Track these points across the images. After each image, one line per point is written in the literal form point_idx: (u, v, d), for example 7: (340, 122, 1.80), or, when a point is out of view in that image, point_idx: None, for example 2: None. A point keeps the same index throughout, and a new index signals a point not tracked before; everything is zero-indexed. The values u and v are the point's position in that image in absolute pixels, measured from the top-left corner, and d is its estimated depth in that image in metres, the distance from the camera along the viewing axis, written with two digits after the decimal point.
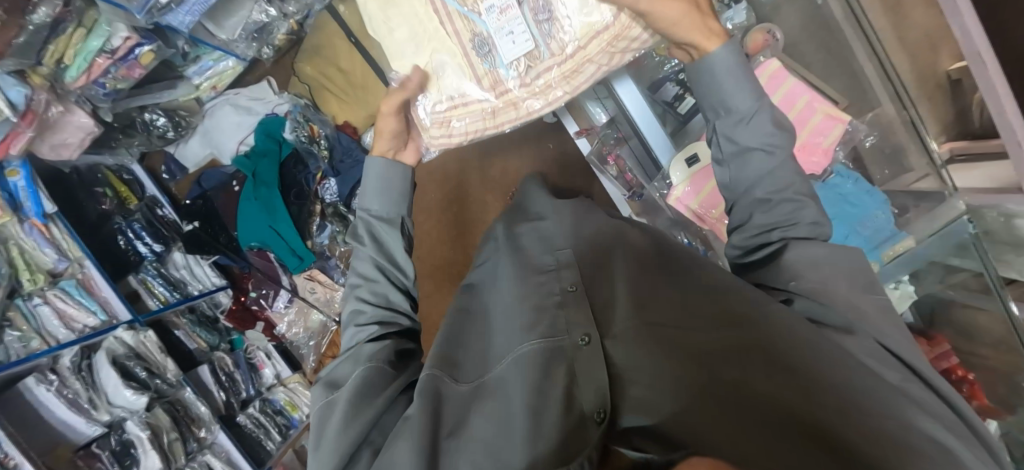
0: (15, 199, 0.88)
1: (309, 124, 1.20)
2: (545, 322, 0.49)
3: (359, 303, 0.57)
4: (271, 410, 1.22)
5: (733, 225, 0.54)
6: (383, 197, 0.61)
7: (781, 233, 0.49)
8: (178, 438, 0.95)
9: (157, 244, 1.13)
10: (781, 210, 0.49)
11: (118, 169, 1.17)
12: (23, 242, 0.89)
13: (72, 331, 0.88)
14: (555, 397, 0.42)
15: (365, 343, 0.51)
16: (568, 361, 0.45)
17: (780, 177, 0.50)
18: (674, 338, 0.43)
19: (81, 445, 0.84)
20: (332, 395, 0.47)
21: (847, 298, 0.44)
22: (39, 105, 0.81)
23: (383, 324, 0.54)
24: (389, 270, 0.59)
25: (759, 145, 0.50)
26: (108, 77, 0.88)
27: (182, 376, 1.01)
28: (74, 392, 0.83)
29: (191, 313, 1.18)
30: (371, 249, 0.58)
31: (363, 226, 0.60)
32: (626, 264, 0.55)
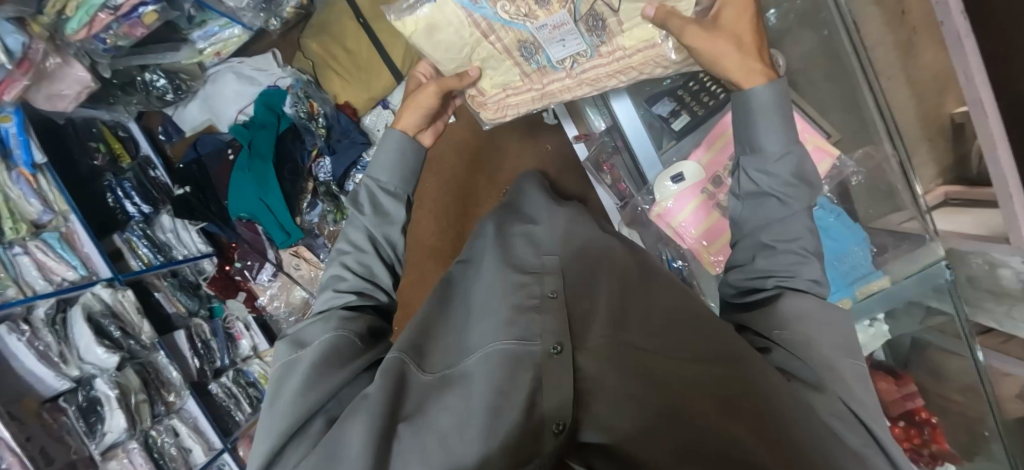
0: (6, 146, 0.89)
1: (309, 101, 1.19)
2: (522, 323, 0.47)
3: (342, 269, 0.56)
4: (243, 381, 1.23)
5: (735, 261, 0.55)
6: (393, 171, 0.62)
7: (779, 280, 0.50)
8: (145, 400, 0.95)
9: (146, 206, 1.13)
10: (784, 261, 0.50)
11: (114, 126, 1.17)
12: (8, 189, 0.88)
13: (51, 283, 0.88)
14: (518, 401, 0.39)
15: (339, 309, 0.52)
16: (536, 368, 0.42)
17: (790, 225, 0.51)
18: (647, 364, 0.42)
19: (48, 397, 0.83)
20: (296, 356, 0.47)
21: (826, 358, 0.44)
22: (37, 54, 0.80)
23: (360, 295, 0.54)
24: (380, 243, 0.59)
25: (774, 191, 0.51)
26: (108, 34, 0.88)
27: (156, 339, 1.02)
28: (45, 344, 0.82)
29: (173, 277, 1.19)
30: (370, 218, 0.58)
31: (365, 195, 0.61)
32: (607, 286, 0.54)
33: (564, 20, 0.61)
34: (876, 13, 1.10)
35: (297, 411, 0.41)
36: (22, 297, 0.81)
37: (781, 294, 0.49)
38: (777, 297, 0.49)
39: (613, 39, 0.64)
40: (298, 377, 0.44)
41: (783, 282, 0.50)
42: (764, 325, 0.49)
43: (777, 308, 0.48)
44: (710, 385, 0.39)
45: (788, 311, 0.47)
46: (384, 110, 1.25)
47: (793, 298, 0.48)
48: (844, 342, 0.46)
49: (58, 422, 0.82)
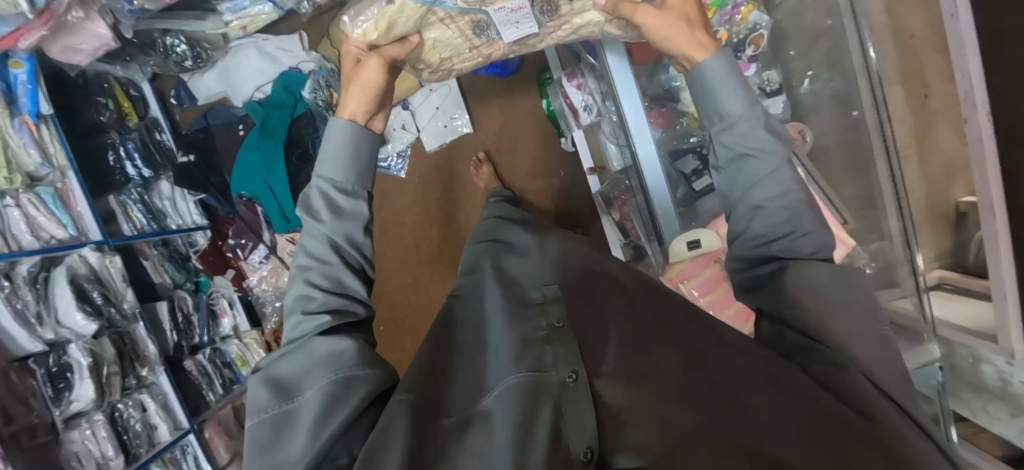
0: (12, 93, 0.87)
1: (329, 90, 1.19)
2: (531, 354, 0.36)
3: (307, 287, 0.43)
4: (219, 362, 1.20)
5: (735, 230, 0.48)
6: (344, 165, 0.47)
7: (782, 249, 0.43)
8: (117, 373, 0.92)
9: (147, 170, 1.11)
10: (776, 220, 0.43)
11: (126, 84, 1.14)
12: (9, 136, 0.86)
13: (38, 239, 0.86)
14: (544, 429, 0.29)
15: (318, 336, 0.38)
16: (555, 399, 0.31)
17: (774, 183, 0.44)
18: (689, 390, 0.32)
19: (19, 356, 0.80)
20: (285, 407, 0.35)
21: (845, 335, 0.40)
22: (58, 6, 0.78)
23: (336, 314, 0.41)
24: (346, 249, 0.45)
25: (752, 150, 0.45)
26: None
27: (138, 309, 1.00)
28: (24, 303, 0.81)
29: (164, 247, 1.17)
30: (329, 224, 0.44)
31: (318, 197, 0.46)
32: (617, 313, 0.44)
33: (521, 3, 0.62)
34: (900, 92, 1.10)
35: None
36: (7, 252, 0.79)
37: (785, 269, 0.43)
38: (780, 274, 0.44)
39: (563, 15, 0.66)
40: (297, 434, 0.32)
41: (787, 249, 0.43)
42: (777, 310, 0.43)
43: (784, 280, 0.43)
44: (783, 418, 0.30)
45: (798, 286, 0.42)
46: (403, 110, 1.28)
47: (801, 270, 0.42)
48: (851, 312, 0.41)
49: (23, 383, 0.79)
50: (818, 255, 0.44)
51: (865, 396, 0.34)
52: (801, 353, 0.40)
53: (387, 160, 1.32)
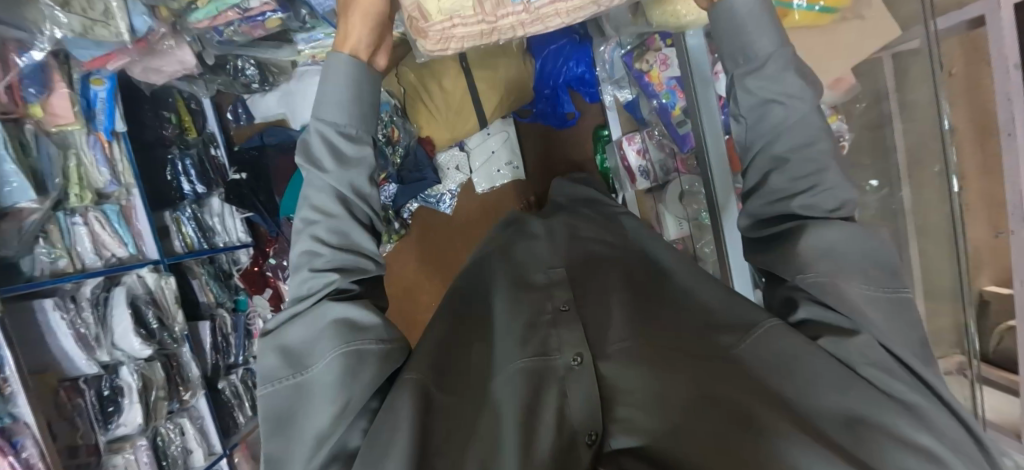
0: (91, 108, 0.89)
1: (392, 127, 1.21)
2: (536, 338, 0.43)
3: (313, 242, 0.35)
4: (250, 382, 1.28)
5: (749, 186, 0.43)
6: (345, 107, 0.37)
7: (803, 205, 0.39)
8: (164, 397, 1.00)
9: (201, 186, 1.16)
10: (800, 173, 0.38)
11: (188, 98, 1.17)
12: (84, 153, 0.90)
13: (101, 257, 0.93)
14: (547, 419, 0.36)
15: (329, 300, 0.35)
16: (558, 384, 0.40)
17: (804, 130, 0.38)
18: (671, 368, 0.38)
19: (69, 376, 0.87)
20: (299, 378, 0.34)
21: (866, 301, 0.35)
22: (153, 37, 0.80)
23: (343, 274, 0.35)
24: (353, 203, 0.37)
25: (780, 94, 0.38)
26: (228, 28, 0.81)
27: (186, 331, 1.08)
28: (86, 326, 0.89)
29: (211, 264, 1.24)
30: (335, 174, 0.35)
31: (319, 142, 0.37)
32: (620, 297, 0.50)
33: None
34: None
35: (316, 438, 0.33)
36: (74, 274, 0.87)
37: (799, 230, 0.38)
38: (794, 235, 0.39)
39: None
40: (320, 404, 0.33)
41: (807, 206, 0.39)
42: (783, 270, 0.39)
43: (795, 248, 0.38)
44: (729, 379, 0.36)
45: (808, 250, 0.38)
46: (458, 150, 1.39)
47: (812, 232, 0.38)
48: (876, 275, 0.37)
49: (71, 401, 0.85)
50: (840, 212, 0.39)
51: (864, 361, 0.34)
52: (816, 323, 0.39)
53: (439, 196, 1.46)
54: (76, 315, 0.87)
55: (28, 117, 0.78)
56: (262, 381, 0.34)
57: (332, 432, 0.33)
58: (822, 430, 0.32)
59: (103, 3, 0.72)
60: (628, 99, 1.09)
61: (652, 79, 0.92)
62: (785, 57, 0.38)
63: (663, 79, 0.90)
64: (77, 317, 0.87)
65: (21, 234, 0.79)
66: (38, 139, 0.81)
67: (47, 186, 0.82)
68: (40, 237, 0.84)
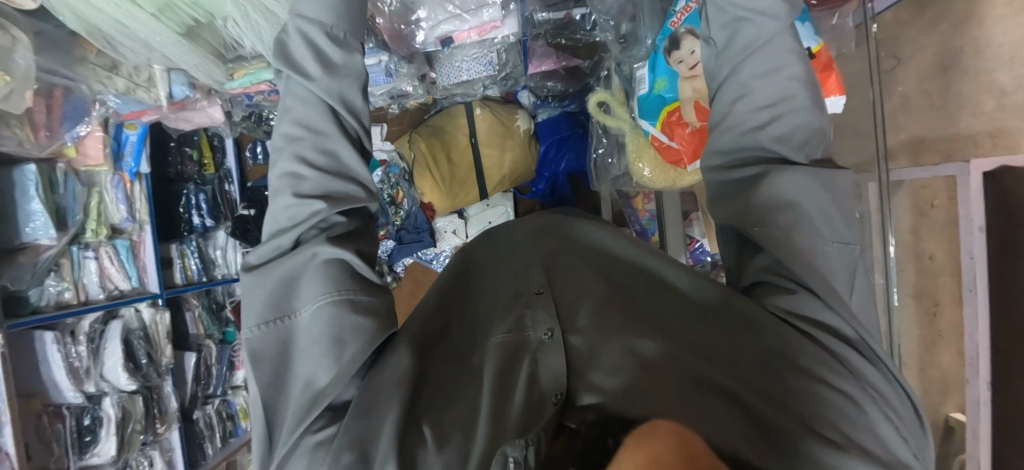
0: (121, 150, 1.04)
1: (396, 188, 1.41)
2: (514, 313, 0.45)
3: (297, 165, 0.34)
4: (225, 413, 1.39)
5: (715, 121, 0.43)
6: (329, 4, 0.35)
7: (775, 135, 0.39)
8: (139, 430, 1.11)
9: (209, 219, 1.27)
10: (767, 98, 0.39)
11: (213, 137, 1.31)
12: (106, 192, 1.05)
13: (104, 290, 1.05)
14: (520, 384, 0.39)
15: (322, 241, 0.33)
16: (532, 355, 0.41)
17: (772, 52, 0.39)
18: (647, 335, 0.40)
19: (54, 401, 0.99)
20: (288, 324, 0.34)
21: (831, 275, 0.36)
22: (189, 100, 0.90)
23: (331, 200, 0.34)
24: (341, 116, 0.36)
25: (751, 11, 0.39)
26: (260, 95, 0.93)
27: (170, 366, 1.19)
28: (79, 360, 1.00)
29: (206, 297, 1.35)
30: (321, 82, 0.34)
31: (299, 44, 0.35)
32: (592, 272, 0.49)
33: None
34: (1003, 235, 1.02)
35: (308, 395, 0.33)
36: (76, 307, 0.99)
37: (763, 175, 0.38)
38: (757, 181, 0.39)
39: None
40: (313, 357, 0.33)
41: (779, 139, 0.39)
42: (745, 226, 0.40)
43: (755, 194, 0.39)
44: (718, 356, 0.38)
45: (765, 200, 0.38)
46: (457, 217, 1.49)
47: (771, 184, 0.38)
48: (828, 224, 0.37)
49: (52, 426, 0.97)
50: (811, 156, 0.39)
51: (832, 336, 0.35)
52: (771, 286, 0.40)
53: (435, 255, 1.54)
54: (71, 348, 0.99)
55: (61, 156, 0.93)
56: (247, 323, 0.33)
57: (328, 388, 0.33)
58: (782, 398, 0.34)
59: (150, 72, 0.84)
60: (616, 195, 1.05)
61: (636, 204, 1.01)
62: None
63: (646, 208, 1.01)
64: (72, 350, 0.98)
65: (37, 269, 0.91)
66: (67, 177, 0.96)
67: (67, 221, 0.96)
68: (52, 272, 0.95)
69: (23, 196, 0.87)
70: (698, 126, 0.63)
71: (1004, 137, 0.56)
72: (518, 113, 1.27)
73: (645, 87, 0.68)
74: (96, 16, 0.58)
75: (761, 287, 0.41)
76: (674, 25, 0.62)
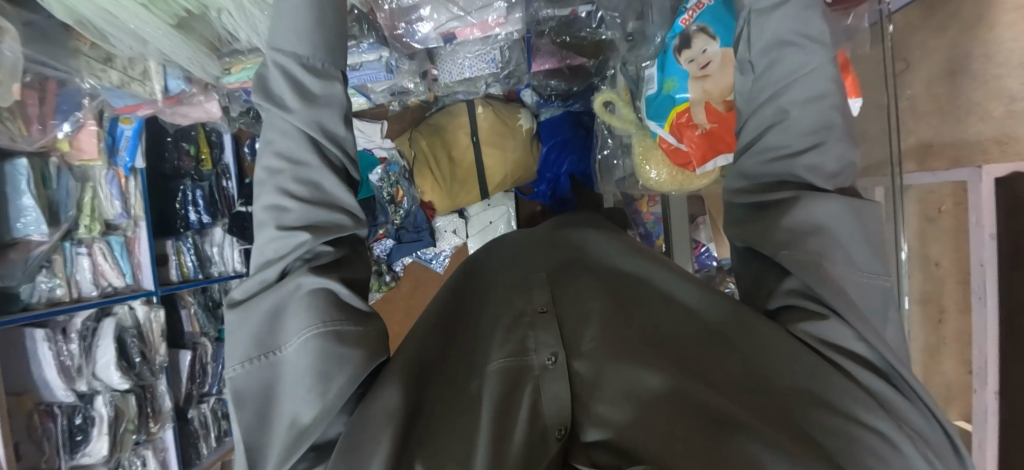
0: (116, 144, 1.02)
1: (396, 187, 1.38)
2: (515, 336, 0.44)
3: (279, 197, 0.34)
4: (219, 413, 1.38)
5: (744, 145, 0.42)
6: (304, 35, 0.34)
7: (809, 164, 0.37)
8: (132, 430, 1.10)
9: (206, 216, 1.25)
10: (805, 126, 0.37)
11: (211, 131, 1.28)
12: (100, 187, 1.03)
13: (97, 287, 1.03)
14: (522, 412, 0.38)
15: (304, 271, 0.34)
16: (534, 382, 0.41)
17: (814, 81, 0.37)
18: (651, 364, 0.39)
19: (45, 400, 0.97)
20: (272, 358, 0.34)
21: (852, 295, 0.34)
22: (184, 94, 0.90)
23: (315, 231, 0.34)
24: (324, 146, 0.35)
25: (797, 35, 0.37)
26: None
27: (165, 364, 1.18)
28: (70, 359, 0.98)
29: (202, 294, 1.34)
30: (300, 114, 0.34)
31: (278, 78, 0.34)
32: (599, 295, 0.49)
33: None
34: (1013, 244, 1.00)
35: (295, 429, 0.33)
36: (70, 304, 0.97)
37: (795, 200, 0.37)
38: (785, 206, 0.38)
39: None
40: (299, 394, 0.33)
41: (812, 168, 0.37)
42: (769, 248, 0.38)
43: (780, 221, 0.37)
44: (729, 385, 0.36)
45: (795, 224, 0.37)
46: (458, 217, 1.49)
47: (799, 209, 0.37)
48: (859, 255, 0.36)
49: (42, 425, 0.96)
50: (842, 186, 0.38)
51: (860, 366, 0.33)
52: (797, 311, 0.37)
53: (434, 255, 1.54)
54: (63, 346, 0.97)
55: (55, 150, 0.92)
56: (232, 359, 0.33)
57: (314, 425, 0.33)
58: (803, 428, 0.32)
59: (145, 65, 0.82)
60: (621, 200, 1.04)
61: (641, 207, 1.01)
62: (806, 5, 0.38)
63: (651, 210, 1.01)
64: (63, 348, 0.97)
65: (29, 266, 0.90)
66: (60, 171, 0.94)
67: (59, 217, 0.95)
68: (44, 268, 0.94)
69: (14, 191, 0.86)
70: (707, 128, 0.62)
71: (1012, 143, 0.55)
72: (520, 111, 1.24)
73: (654, 87, 0.67)
74: (85, 7, 0.57)
75: (786, 311, 0.38)
76: (686, 23, 0.61)
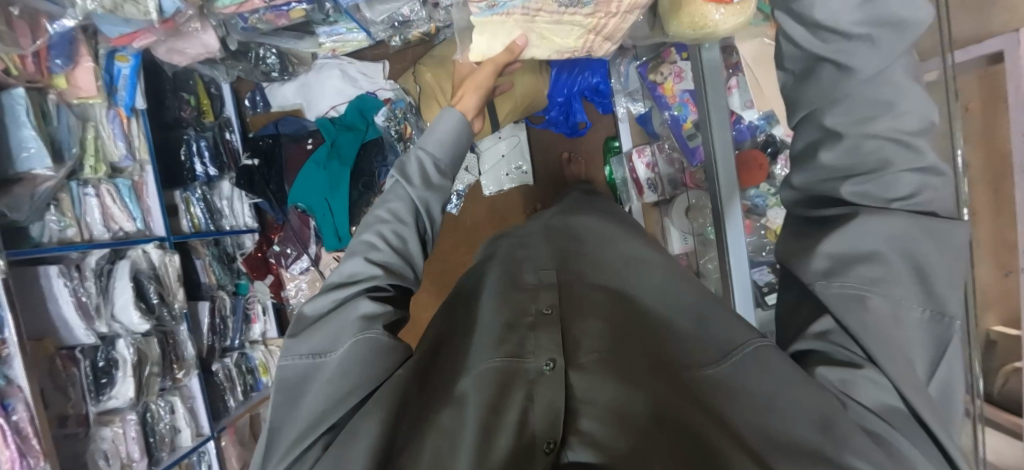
0: (113, 84, 0.98)
1: (404, 123, 1.34)
2: (512, 340, 0.45)
3: (376, 238, 0.50)
4: (244, 366, 1.47)
5: (795, 153, 0.42)
6: (443, 146, 0.58)
7: (855, 190, 0.36)
8: (156, 374, 1.14)
9: (213, 169, 1.27)
10: (858, 150, 0.36)
11: (209, 83, 1.32)
12: (102, 126, 1.00)
13: (108, 229, 1.03)
14: (510, 419, 0.36)
15: (364, 298, 0.44)
16: (527, 387, 0.39)
17: (876, 87, 0.35)
18: (641, 384, 0.37)
19: (68, 344, 0.99)
20: (317, 359, 0.41)
21: (879, 323, 0.33)
22: (179, 17, 0.87)
23: (386, 272, 0.48)
24: (422, 217, 0.54)
25: (830, 51, 0.37)
26: (253, 17, 0.96)
27: (184, 310, 1.21)
28: (87, 296, 0.99)
29: (216, 247, 1.41)
30: (417, 188, 0.53)
31: (415, 166, 0.56)
32: (599, 315, 0.47)
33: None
34: None
35: (309, 418, 0.37)
36: (79, 244, 0.96)
37: (852, 214, 0.36)
38: (843, 223, 0.36)
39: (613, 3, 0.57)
40: (320, 387, 0.38)
41: (862, 193, 0.36)
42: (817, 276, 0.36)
43: (818, 251, 0.36)
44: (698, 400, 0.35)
45: (844, 249, 0.35)
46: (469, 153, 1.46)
47: (845, 234, 0.35)
48: (913, 298, 0.33)
49: (66, 370, 0.97)
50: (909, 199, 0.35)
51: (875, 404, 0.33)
52: (822, 356, 0.37)
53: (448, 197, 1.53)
54: (79, 284, 0.97)
55: (52, 87, 0.87)
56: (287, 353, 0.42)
57: (326, 414, 0.37)
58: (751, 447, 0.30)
59: None
60: (641, 110, 1.29)
61: (665, 91, 1.05)
62: (838, 4, 0.36)
63: (676, 91, 1.02)
64: (80, 286, 0.97)
65: (36, 201, 0.87)
66: (59, 109, 0.89)
67: (63, 155, 0.90)
68: (51, 206, 0.92)
69: (14, 123, 0.81)
70: None
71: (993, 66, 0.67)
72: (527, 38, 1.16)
73: None
74: None
75: (810, 355, 0.38)
76: None
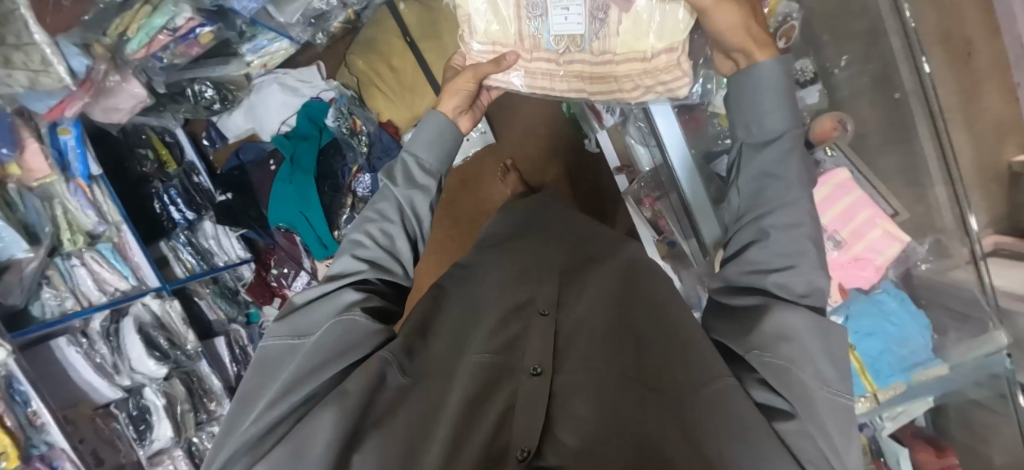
0: (65, 159, 0.99)
1: (352, 118, 1.36)
2: (505, 336, 0.53)
3: (363, 236, 0.59)
4: None
5: (731, 253, 0.53)
6: (429, 147, 0.64)
7: (777, 282, 0.46)
8: (189, 410, 1.23)
9: (189, 212, 1.31)
10: (784, 248, 0.46)
11: (162, 132, 1.32)
12: (68, 201, 1.02)
13: (104, 292, 1.07)
14: (491, 412, 0.43)
15: (348, 289, 0.53)
16: (513, 387, 0.47)
17: (793, 211, 0.48)
18: (616, 394, 0.45)
19: (101, 403, 1.08)
20: (298, 340, 0.50)
21: (802, 383, 0.40)
22: (97, 74, 0.86)
23: (373, 266, 0.56)
24: (410, 216, 0.62)
25: (773, 174, 0.49)
26: (166, 53, 0.96)
27: (199, 349, 1.27)
28: (101, 357, 1.06)
29: (215, 284, 1.46)
30: (400, 188, 0.61)
31: (400, 168, 0.64)
32: (590, 322, 0.56)
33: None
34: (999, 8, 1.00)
35: (281, 386, 0.44)
36: (79, 311, 1.02)
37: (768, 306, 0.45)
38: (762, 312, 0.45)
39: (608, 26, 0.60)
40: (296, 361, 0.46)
41: (782, 286, 0.46)
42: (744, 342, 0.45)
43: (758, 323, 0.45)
44: (654, 410, 0.43)
45: (771, 327, 0.43)
46: None
47: (772, 316, 0.44)
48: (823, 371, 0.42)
49: (109, 426, 1.08)
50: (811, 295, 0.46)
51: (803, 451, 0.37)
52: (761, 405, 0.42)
53: None
54: (90, 348, 1.05)
55: (9, 176, 0.89)
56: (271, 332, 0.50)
57: (294, 389, 0.44)
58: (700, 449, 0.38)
59: (41, 53, 0.76)
60: None
61: None
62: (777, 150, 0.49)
63: None
64: (92, 350, 1.05)
65: (28, 282, 0.92)
66: (23, 195, 0.93)
67: (38, 235, 0.94)
68: (43, 284, 0.97)
69: None
70: None
71: None
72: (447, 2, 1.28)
73: None
74: None
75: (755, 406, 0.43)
76: None
